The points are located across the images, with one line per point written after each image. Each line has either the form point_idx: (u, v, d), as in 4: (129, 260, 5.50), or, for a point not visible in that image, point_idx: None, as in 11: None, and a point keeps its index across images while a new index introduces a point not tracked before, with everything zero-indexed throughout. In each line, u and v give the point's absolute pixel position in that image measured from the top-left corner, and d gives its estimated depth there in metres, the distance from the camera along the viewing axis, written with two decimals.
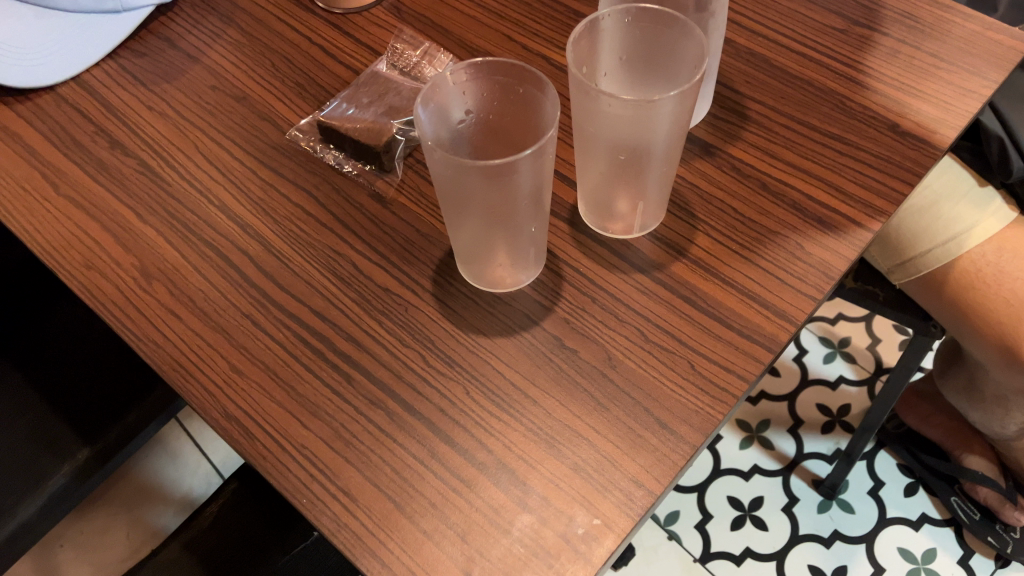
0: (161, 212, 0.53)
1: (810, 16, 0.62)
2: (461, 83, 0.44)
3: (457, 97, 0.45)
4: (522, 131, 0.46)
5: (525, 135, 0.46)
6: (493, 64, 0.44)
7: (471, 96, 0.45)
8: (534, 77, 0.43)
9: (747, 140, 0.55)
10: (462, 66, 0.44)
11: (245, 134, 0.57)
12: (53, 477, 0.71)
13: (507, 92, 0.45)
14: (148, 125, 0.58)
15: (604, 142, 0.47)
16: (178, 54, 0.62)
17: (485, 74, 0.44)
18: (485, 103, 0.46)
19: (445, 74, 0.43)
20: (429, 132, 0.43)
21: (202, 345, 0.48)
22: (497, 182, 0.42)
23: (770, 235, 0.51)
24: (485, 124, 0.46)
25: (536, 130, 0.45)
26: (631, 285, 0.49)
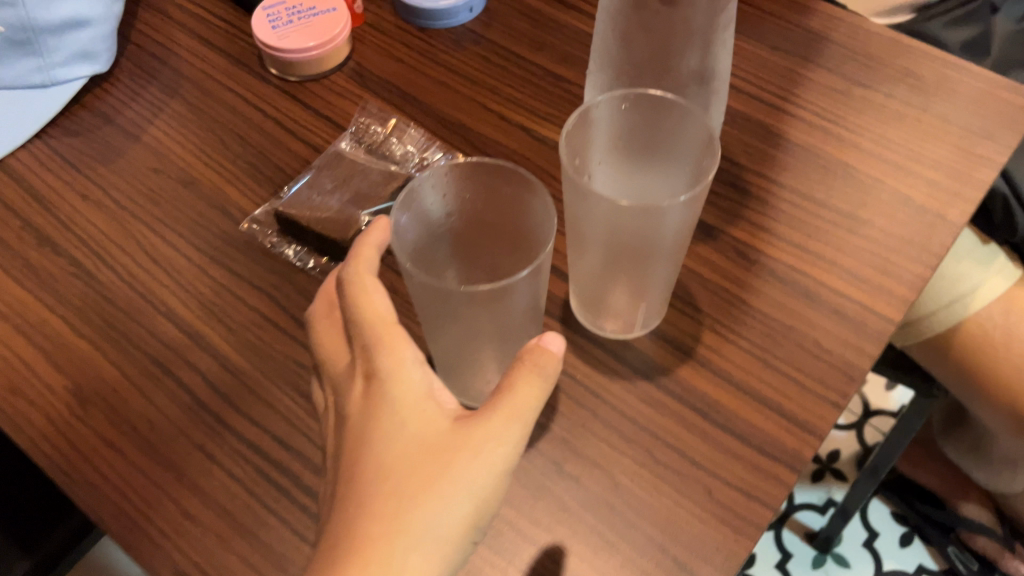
0: (98, 323, 0.47)
1: (808, 74, 0.57)
2: (441, 186, 0.39)
3: (436, 201, 0.40)
4: (511, 231, 0.41)
5: (515, 238, 0.41)
6: (477, 164, 0.39)
7: (451, 198, 0.40)
8: (524, 178, 0.38)
9: (750, 219, 0.50)
10: (441, 169, 0.39)
11: (192, 224, 0.51)
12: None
13: (493, 193, 0.40)
14: (82, 217, 0.51)
15: (603, 247, 0.42)
16: (115, 133, 0.55)
17: (467, 175, 0.39)
18: (468, 204, 0.41)
19: (422, 177, 0.38)
20: (402, 247, 0.37)
21: (148, 486, 0.41)
22: (485, 307, 0.37)
23: (783, 330, 0.46)
24: (469, 225, 0.42)
25: (529, 236, 0.40)
26: (633, 395, 0.44)
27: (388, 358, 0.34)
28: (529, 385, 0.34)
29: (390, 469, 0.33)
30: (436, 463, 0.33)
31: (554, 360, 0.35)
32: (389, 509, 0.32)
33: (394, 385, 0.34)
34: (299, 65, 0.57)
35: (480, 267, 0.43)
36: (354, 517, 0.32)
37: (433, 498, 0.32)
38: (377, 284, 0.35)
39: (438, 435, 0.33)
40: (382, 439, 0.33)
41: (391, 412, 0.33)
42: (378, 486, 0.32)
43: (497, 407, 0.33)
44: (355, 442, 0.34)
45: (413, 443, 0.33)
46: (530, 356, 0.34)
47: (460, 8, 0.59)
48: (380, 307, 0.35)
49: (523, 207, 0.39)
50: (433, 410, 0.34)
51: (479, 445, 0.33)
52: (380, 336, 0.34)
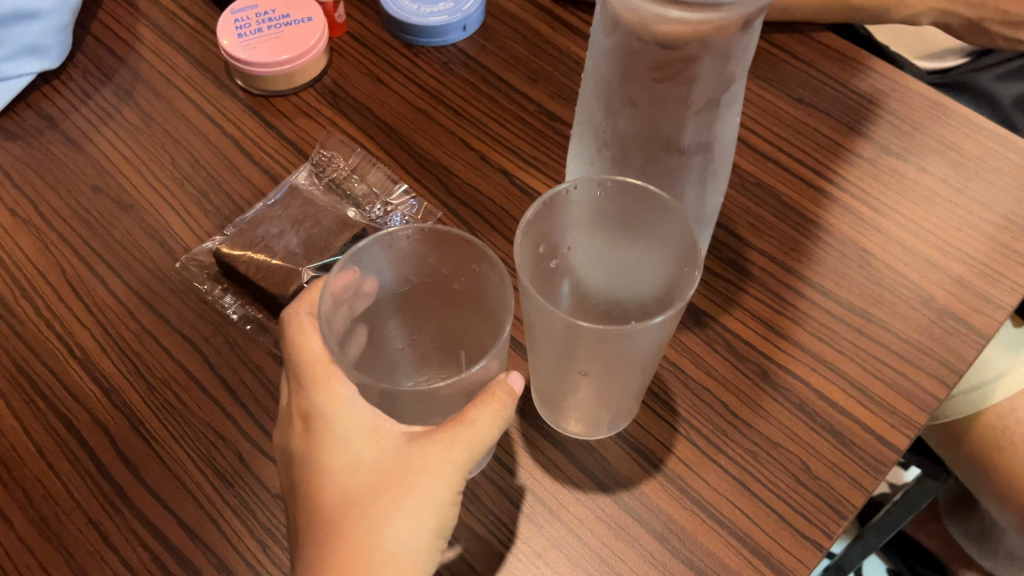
0: (6, 364, 0.42)
1: (833, 136, 0.51)
2: (386, 251, 0.35)
3: (384, 266, 0.36)
4: (467, 303, 0.37)
5: (472, 311, 0.37)
6: (430, 233, 0.35)
7: (403, 262, 0.36)
8: (487, 256, 0.33)
9: (745, 306, 0.44)
10: (389, 235, 0.34)
11: (126, 257, 0.46)
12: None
13: (450, 258, 0.36)
14: (8, 236, 0.47)
15: (551, 359, 0.36)
16: (58, 140, 0.50)
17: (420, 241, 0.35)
18: (422, 267, 0.36)
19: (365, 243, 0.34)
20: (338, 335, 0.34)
21: (30, 565, 0.37)
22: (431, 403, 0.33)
23: (767, 446, 0.40)
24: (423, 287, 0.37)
25: (487, 314, 0.35)
26: (587, 509, 0.39)
27: (325, 396, 0.32)
28: (487, 410, 0.32)
29: (348, 499, 0.32)
30: (393, 492, 0.32)
31: (514, 397, 0.33)
32: (352, 539, 0.31)
33: (341, 420, 0.32)
34: (266, 80, 0.51)
35: (438, 331, 0.39)
36: (320, 550, 0.32)
37: (395, 524, 0.32)
38: (311, 322, 0.34)
39: (391, 464, 0.32)
40: (337, 471, 0.32)
41: (340, 442, 0.32)
42: (340, 518, 0.32)
43: (451, 431, 0.32)
44: (308, 475, 0.33)
45: (368, 474, 0.32)
46: (493, 390, 0.32)
47: (451, 27, 0.53)
48: (314, 346, 0.33)
49: (484, 284, 0.35)
50: (385, 436, 0.32)
51: (435, 470, 0.32)
52: (314, 376, 0.33)
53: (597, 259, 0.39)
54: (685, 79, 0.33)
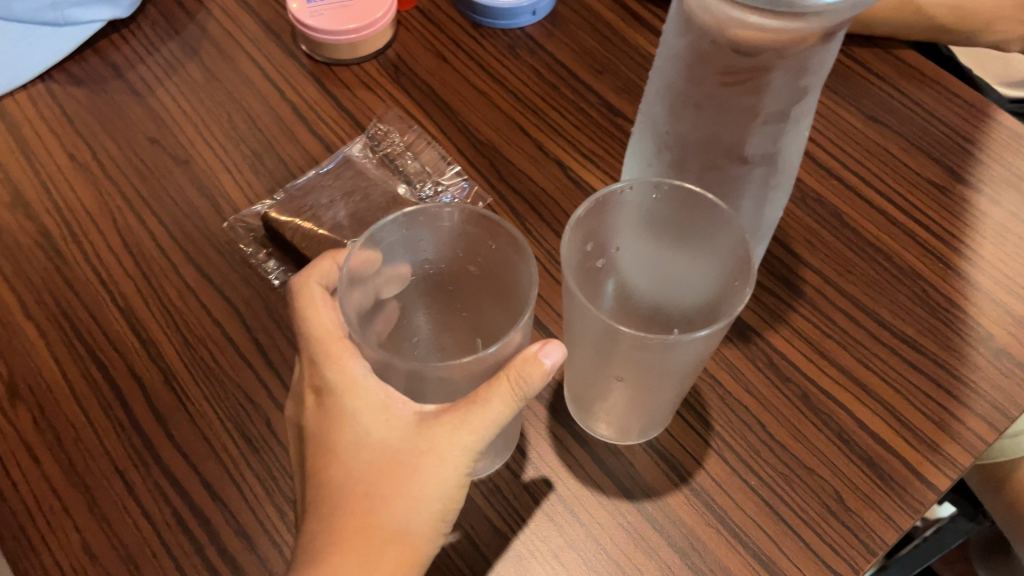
0: (50, 306, 0.43)
1: (903, 158, 0.49)
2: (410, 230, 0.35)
3: (399, 249, 0.35)
4: (493, 289, 0.36)
5: (498, 298, 0.36)
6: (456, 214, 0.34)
7: (420, 245, 0.35)
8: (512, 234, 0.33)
9: (792, 325, 0.43)
10: (405, 214, 0.34)
11: (176, 212, 0.46)
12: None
13: (468, 240, 0.35)
14: (64, 180, 0.47)
15: (589, 361, 0.35)
16: (122, 90, 0.51)
17: (435, 220, 0.35)
18: (438, 250, 0.36)
19: (385, 223, 0.34)
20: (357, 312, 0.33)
21: (55, 506, 0.38)
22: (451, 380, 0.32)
23: (801, 471, 0.39)
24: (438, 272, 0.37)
25: (509, 299, 0.34)
26: (608, 514, 0.38)
27: (335, 371, 0.32)
28: (506, 392, 0.30)
29: (354, 477, 0.32)
30: (398, 472, 0.32)
31: (542, 373, 0.30)
32: (356, 515, 0.32)
33: (350, 397, 0.32)
34: (330, 48, 0.51)
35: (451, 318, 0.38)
36: (323, 524, 0.32)
37: (400, 503, 0.32)
38: (322, 295, 0.34)
39: (399, 444, 0.32)
40: (346, 447, 0.32)
41: (351, 418, 0.32)
42: (347, 494, 0.32)
43: (463, 414, 0.31)
44: (318, 448, 0.33)
45: (376, 453, 0.32)
46: (515, 366, 0.30)
47: (522, 11, 0.53)
48: (325, 320, 0.34)
49: (506, 265, 0.34)
50: (395, 415, 0.32)
51: (443, 453, 0.31)
52: (326, 349, 0.33)
53: (646, 265, 0.37)
54: (755, 89, 0.32)
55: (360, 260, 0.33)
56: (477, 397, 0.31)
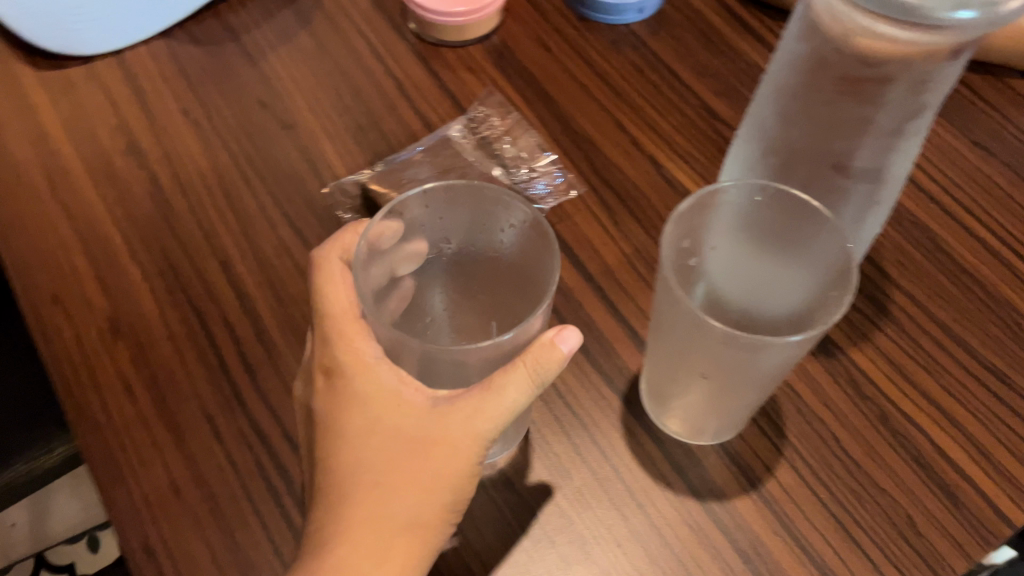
0: (155, 251, 0.45)
1: (1005, 188, 0.48)
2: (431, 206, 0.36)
3: (420, 225, 0.36)
4: (511, 271, 0.37)
5: (515, 280, 0.37)
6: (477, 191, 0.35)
7: (439, 223, 0.37)
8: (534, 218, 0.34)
9: (877, 344, 0.43)
10: (428, 189, 0.35)
11: (279, 174, 0.48)
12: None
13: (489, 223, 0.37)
14: (177, 134, 0.49)
15: (674, 355, 0.35)
16: (236, 53, 0.53)
17: (460, 198, 0.36)
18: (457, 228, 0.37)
19: (408, 198, 0.35)
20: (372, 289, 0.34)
21: (145, 440, 0.39)
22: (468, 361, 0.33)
23: (873, 490, 0.38)
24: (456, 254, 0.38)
25: (529, 280, 0.35)
26: (674, 510, 0.38)
27: (347, 352, 0.33)
28: (523, 380, 0.32)
29: (363, 465, 0.33)
30: (411, 459, 0.32)
31: (559, 356, 0.32)
32: (368, 505, 0.32)
33: (363, 381, 0.33)
34: (439, 29, 0.52)
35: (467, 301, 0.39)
36: (335, 513, 0.33)
37: (413, 492, 0.32)
38: (341, 272, 0.35)
39: (412, 433, 0.33)
40: (355, 433, 0.33)
41: (362, 404, 0.33)
42: (358, 482, 0.33)
43: (477, 402, 0.32)
44: (327, 434, 0.34)
45: (388, 440, 0.33)
46: (532, 354, 0.32)
47: (629, 8, 0.53)
48: (342, 299, 0.34)
49: (524, 247, 0.36)
50: (408, 402, 0.33)
51: (457, 440, 0.32)
52: (340, 329, 0.33)
53: (738, 268, 0.38)
54: (872, 101, 0.32)
55: (379, 230, 0.34)
56: (492, 385, 0.32)
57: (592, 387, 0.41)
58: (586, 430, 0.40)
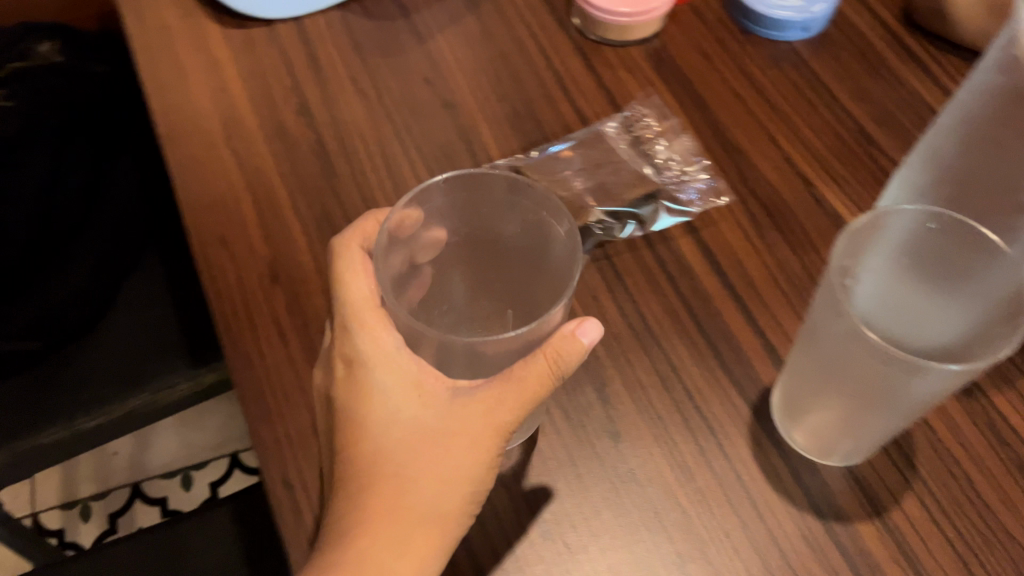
0: (316, 208, 0.47)
1: None
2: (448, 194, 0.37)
3: (439, 214, 0.37)
4: (530, 263, 0.38)
5: (532, 271, 0.38)
6: (494, 180, 0.36)
7: (455, 211, 0.37)
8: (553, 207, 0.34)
9: (1020, 391, 0.42)
10: (449, 177, 0.36)
11: (436, 149, 0.50)
12: (86, 420, 0.67)
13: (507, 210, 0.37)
14: (345, 100, 0.52)
15: (826, 368, 0.36)
16: (406, 30, 0.55)
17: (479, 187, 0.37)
18: (475, 218, 0.38)
19: (427, 187, 0.36)
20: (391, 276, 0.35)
21: (292, 382, 0.42)
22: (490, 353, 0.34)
23: (1003, 538, 0.38)
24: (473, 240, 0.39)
25: (547, 274, 0.36)
26: (795, 526, 0.38)
27: (367, 342, 0.35)
28: (542, 372, 0.33)
29: (384, 455, 0.35)
30: (430, 450, 0.35)
31: (579, 345, 0.34)
32: (389, 494, 0.34)
33: (383, 371, 0.35)
34: (603, 26, 0.53)
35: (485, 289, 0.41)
36: (355, 502, 0.35)
37: (434, 482, 0.34)
38: (361, 259, 0.36)
39: (433, 424, 0.35)
40: (376, 421, 0.35)
41: (383, 396, 0.35)
42: (378, 471, 0.35)
43: (498, 395, 0.34)
44: (347, 423, 0.35)
45: (409, 430, 0.35)
46: (553, 346, 0.33)
47: (794, 25, 0.53)
48: (362, 287, 0.35)
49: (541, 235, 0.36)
50: (429, 393, 0.35)
51: (476, 432, 0.34)
52: (359, 317, 0.35)
53: None
54: None
55: (400, 221, 0.35)
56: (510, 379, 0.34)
57: (724, 395, 0.42)
58: (713, 435, 0.41)
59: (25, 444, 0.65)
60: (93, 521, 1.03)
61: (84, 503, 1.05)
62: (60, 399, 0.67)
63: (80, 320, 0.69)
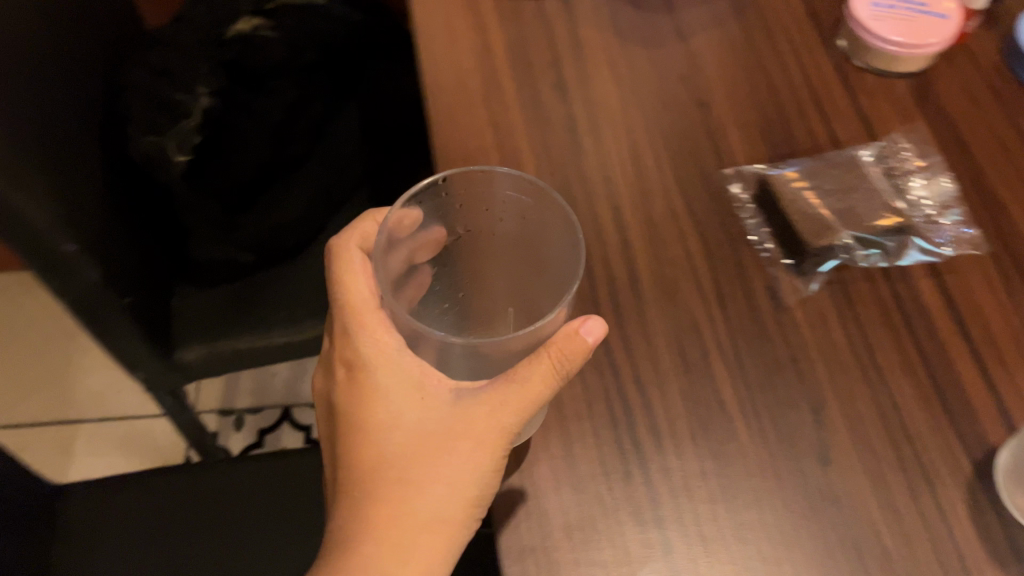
0: (559, 178, 0.49)
1: None
2: (442, 194, 0.39)
3: (432, 214, 0.40)
4: (528, 261, 0.41)
5: (531, 268, 0.41)
6: (480, 183, 0.39)
7: (449, 210, 0.40)
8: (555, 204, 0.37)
9: None
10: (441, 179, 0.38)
11: (682, 143, 0.50)
12: (281, 334, 0.75)
13: (512, 206, 0.40)
14: (600, 81, 0.53)
15: None
16: (668, 25, 0.56)
17: (473, 186, 0.39)
18: (469, 218, 0.41)
19: (422, 189, 0.38)
20: (392, 274, 0.38)
21: None
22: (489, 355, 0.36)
23: None
24: (470, 235, 0.42)
25: (545, 270, 0.40)
26: None
27: (368, 344, 0.39)
28: (547, 374, 0.36)
29: (386, 459, 0.38)
30: (430, 453, 0.38)
31: (583, 344, 0.36)
32: (391, 497, 0.38)
33: (384, 373, 0.39)
34: (871, 52, 0.52)
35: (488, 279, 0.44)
36: (360, 506, 0.38)
37: (437, 485, 0.38)
38: (359, 259, 0.42)
39: (432, 428, 0.38)
40: (379, 425, 0.39)
41: (385, 400, 0.39)
42: (383, 474, 0.38)
43: (500, 397, 0.37)
44: (353, 424, 0.39)
45: (410, 435, 0.38)
46: (558, 347, 0.36)
47: None
48: (362, 288, 0.41)
49: (545, 230, 0.39)
50: (430, 395, 0.38)
51: (479, 434, 0.37)
52: (360, 320, 0.40)
53: None
54: None
55: (401, 220, 0.37)
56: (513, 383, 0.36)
57: (947, 444, 0.40)
58: (928, 480, 0.39)
59: (225, 345, 0.74)
60: (243, 432, 1.11)
61: (238, 416, 1.12)
62: (267, 312, 0.76)
63: (289, 243, 0.78)
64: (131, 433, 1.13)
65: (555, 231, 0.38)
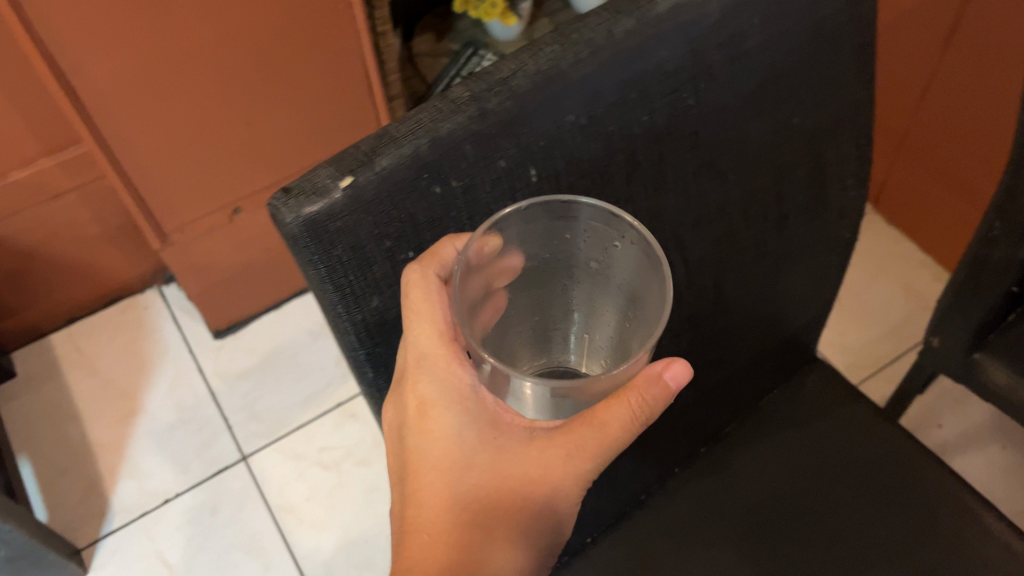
0: None
1: None
2: (524, 216, 0.40)
3: (514, 242, 0.41)
4: (610, 289, 0.44)
5: (614, 295, 0.44)
6: (545, 208, 0.40)
7: (527, 240, 0.42)
8: (649, 246, 0.39)
9: None
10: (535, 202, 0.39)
11: None
12: None
13: (595, 234, 0.42)
14: None
15: None
16: None
17: (559, 213, 0.41)
18: (542, 246, 0.42)
19: (505, 215, 0.39)
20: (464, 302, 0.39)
21: None
22: (573, 406, 0.41)
23: None
24: (547, 260, 0.43)
25: (628, 295, 0.43)
26: None
27: (441, 378, 0.42)
28: (627, 424, 0.41)
29: (462, 503, 0.44)
30: (498, 490, 0.44)
31: (661, 386, 0.41)
32: (469, 538, 0.45)
33: (444, 415, 0.43)
34: None
35: (562, 308, 0.45)
36: (434, 547, 0.44)
37: (512, 523, 0.45)
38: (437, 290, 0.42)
39: (500, 468, 0.44)
40: (445, 463, 0.44)
41: (457, 443, 0.43)
42: (448, 517, 0.44)
43: (575, 444, 0.42)
44: (416, 461, 0.44)
45: (478, 474, 0.44)
46: (639, 389, 0.41)
47: None
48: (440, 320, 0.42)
49: (632, 262, 0.41)
50: (504, 434, 0.43)
51: (553, 476, 0.44)
52: (435, 355, 0.42)
53: None
54: None
55: (478, 246, 0.38)
56: (596, 430, 0.41)
57: None
58: None
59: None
60: None
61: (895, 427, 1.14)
62: None
63: None
64: (865, 346, 1.20)
65: (640, 264, 0.41)
